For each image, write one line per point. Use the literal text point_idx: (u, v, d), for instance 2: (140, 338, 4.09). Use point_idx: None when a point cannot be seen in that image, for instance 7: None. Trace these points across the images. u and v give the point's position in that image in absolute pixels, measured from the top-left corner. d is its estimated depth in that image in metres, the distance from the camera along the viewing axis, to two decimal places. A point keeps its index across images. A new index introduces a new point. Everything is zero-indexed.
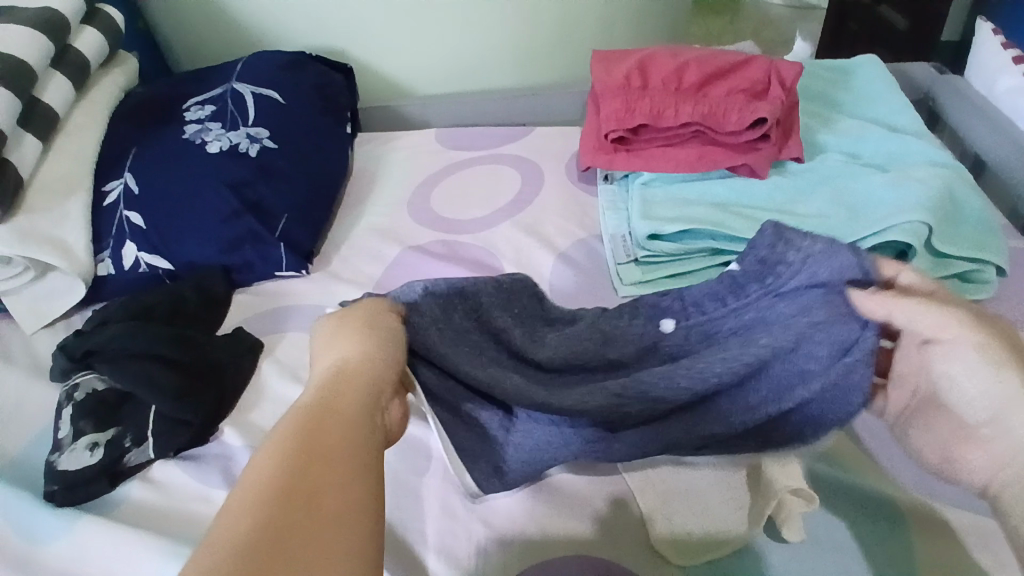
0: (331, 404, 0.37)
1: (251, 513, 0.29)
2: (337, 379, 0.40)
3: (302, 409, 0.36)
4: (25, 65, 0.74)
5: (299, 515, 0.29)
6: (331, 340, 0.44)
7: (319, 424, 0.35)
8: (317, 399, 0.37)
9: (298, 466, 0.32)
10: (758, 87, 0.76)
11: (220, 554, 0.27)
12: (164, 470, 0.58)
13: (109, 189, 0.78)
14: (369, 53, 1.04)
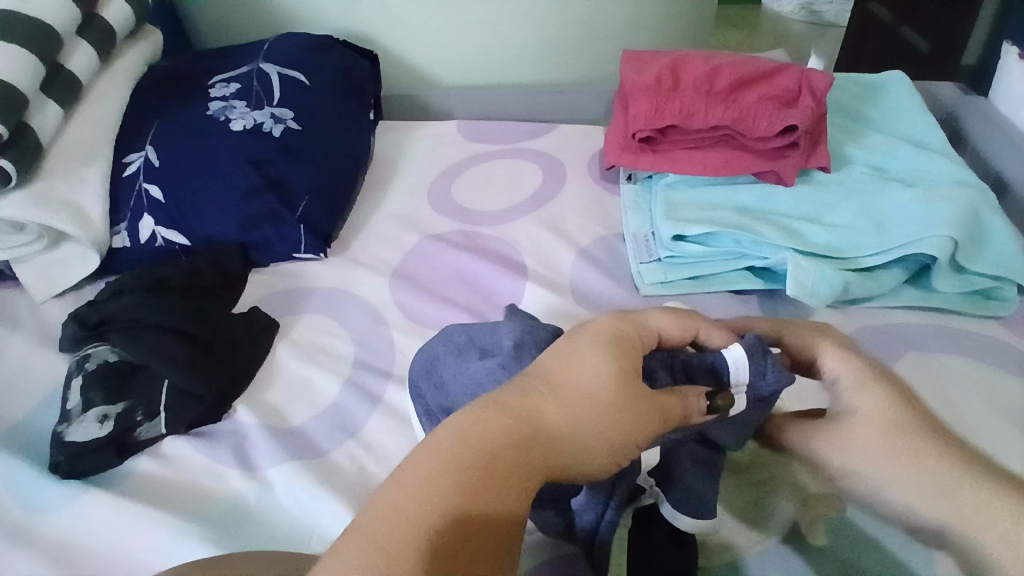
0: (504, 464, 0.38)
1: (422, 510, 0.36)
2: (529, 439, 0.39)
3: (477, 456, 0.38)
4: (52, 29, 0.73)
5: (447, 536, 0.36)
6: (571, 374, 0.40)
7: (478, 481, 0.37)
8: (516, 431, 0.39)
9: (458, 502, 0.37)
10: (790, 95, 0.75)
11: (389, 529, 0.36)
12: (175, 445, 0.57)
13: (129, 161, 0.78)
14: (394, 41, 1.03)
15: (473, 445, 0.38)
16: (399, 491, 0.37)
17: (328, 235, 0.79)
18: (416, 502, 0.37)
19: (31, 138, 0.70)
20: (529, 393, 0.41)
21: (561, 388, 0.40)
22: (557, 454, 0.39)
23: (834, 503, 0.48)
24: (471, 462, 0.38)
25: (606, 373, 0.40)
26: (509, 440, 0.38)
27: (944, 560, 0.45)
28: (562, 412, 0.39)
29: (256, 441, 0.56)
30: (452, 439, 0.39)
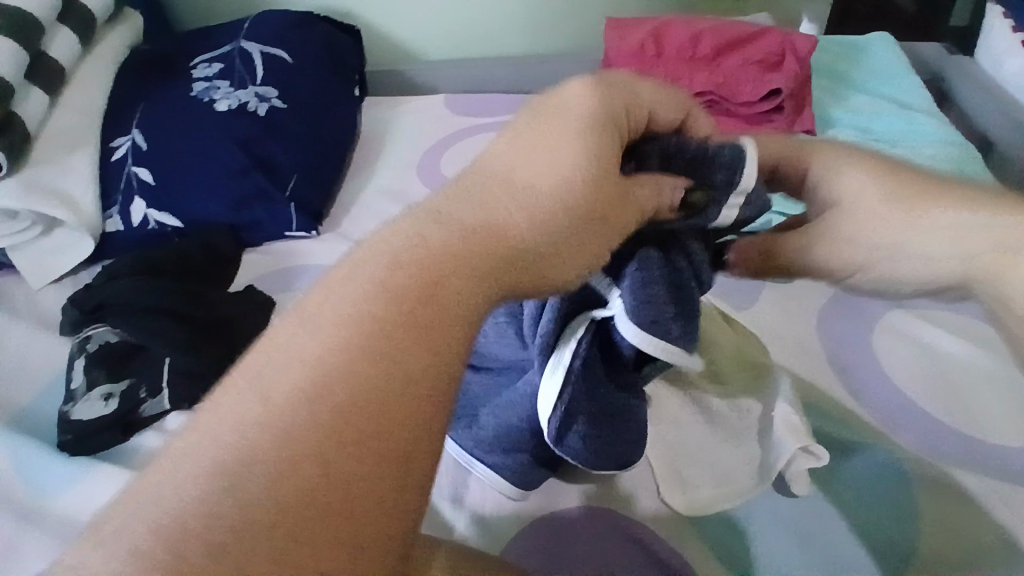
0: (446, 278, 0.30)
1: (313, 357, 0.27)
2: (479, 241, 0.31)
3: (399, 285, 0.29)
4: (30, 15, 0.73)
5: (349, 391, 0.26)
6: (527, 159, 0.33)
7: (418, 308, 0.29)
8: (449, 246, 0.31)
9: (363, 341, 0.27)
10: (774, 59, 0.76)
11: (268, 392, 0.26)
12: (178, 422, 0.58)
13: (116, 145, 0.78)
14: (378, 19, 1.03)
15: (394, 272, 0.29)
16: (316, 327, 0.28)
17: (318, 212, 0.80)
18: (343, 334, 0.28)
19: (17, 126, 0.70)
20: (470, 194, 0.33)
21: (518, 194, 0.32)
22: (513, 257, 0.31)
23: (818, 453, 0.47)
24: (404, 285, 0.29)
25: (570, 165, 0.33)
26: (450, 248, 0.30)
27: (933, 506, 0.47)
28: (516, 219, 0.32)
29: None
30: (366, 267, 0.30)
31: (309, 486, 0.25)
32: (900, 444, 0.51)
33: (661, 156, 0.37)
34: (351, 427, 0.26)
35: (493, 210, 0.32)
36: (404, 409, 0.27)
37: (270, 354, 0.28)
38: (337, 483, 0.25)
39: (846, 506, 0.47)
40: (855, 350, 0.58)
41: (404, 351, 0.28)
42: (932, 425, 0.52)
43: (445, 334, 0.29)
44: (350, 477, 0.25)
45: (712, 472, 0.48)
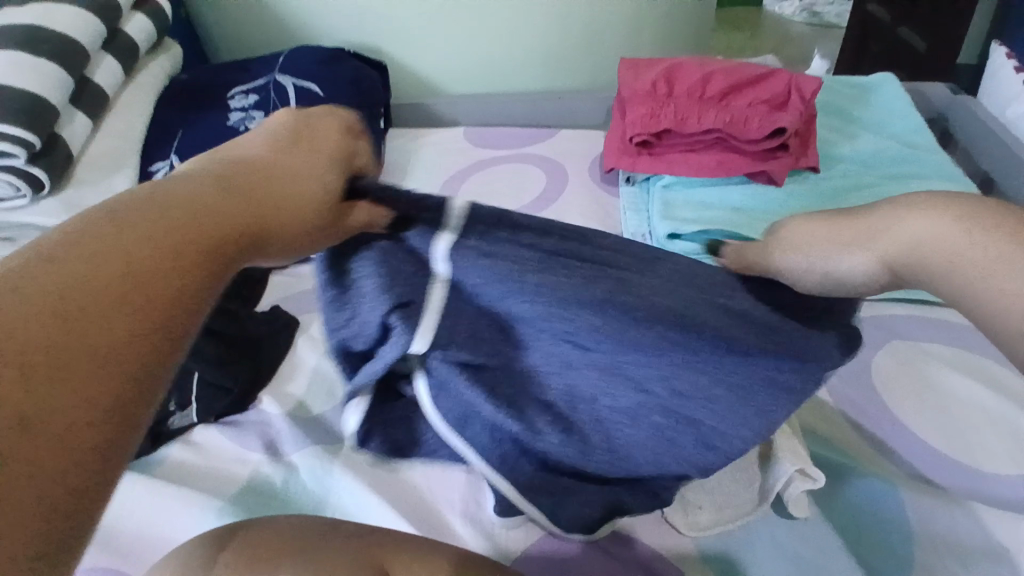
0: (185, 242, 0.33)
1: (47, 294, 0.29)
2: (226, 203, 0.36)
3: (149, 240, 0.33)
4: (78, 44, 0.77)
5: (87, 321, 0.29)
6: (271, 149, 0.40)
7: (171, 261, 0.32)
8: (200, 210, 0.35)
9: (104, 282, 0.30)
10: (780, 100, 0.79)
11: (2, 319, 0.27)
12: (204, 434, 0.61)
13: (155, 169, 0.84)
14: (403, 54, 1.08)
15: (146, 226, 0.33)
16: (75, 248, 0.31)
17: None
18: (102, 261, 0.31)
19: (62, 148, 0.75)
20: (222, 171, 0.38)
21: (264, 176, 0.38)
22: (262, 218, 0.37)
23: (815, 476, 0.49)
24: (157, 229, 0.33)
25: (302, 157, 0.40)
26: (207, 205, 0.35)
27: (924, 532, 0.48)
28: (266, 197, 0.37)
29: (283, 430, 0.60)
30: (114, 225, 0.33)
31: (21, 378, 0.26)
32: (897, 471, 0.52)
33: (368, 190, 0.40)
34: (81, 328, 0.28)
35: (248, 179, 0.38)
36: (129, 334, 0.29)
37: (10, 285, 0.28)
38: (40, 379, 0.26)
39: (840, 528, 0.49)
40: (857, 381, 0.60)
41: (146, 287, 0.31)
42: (927, 454, 0.54)
43: (189, 279, 0.33)
44: (65, 378, 0.27)
45: (711, 493, 0.49)
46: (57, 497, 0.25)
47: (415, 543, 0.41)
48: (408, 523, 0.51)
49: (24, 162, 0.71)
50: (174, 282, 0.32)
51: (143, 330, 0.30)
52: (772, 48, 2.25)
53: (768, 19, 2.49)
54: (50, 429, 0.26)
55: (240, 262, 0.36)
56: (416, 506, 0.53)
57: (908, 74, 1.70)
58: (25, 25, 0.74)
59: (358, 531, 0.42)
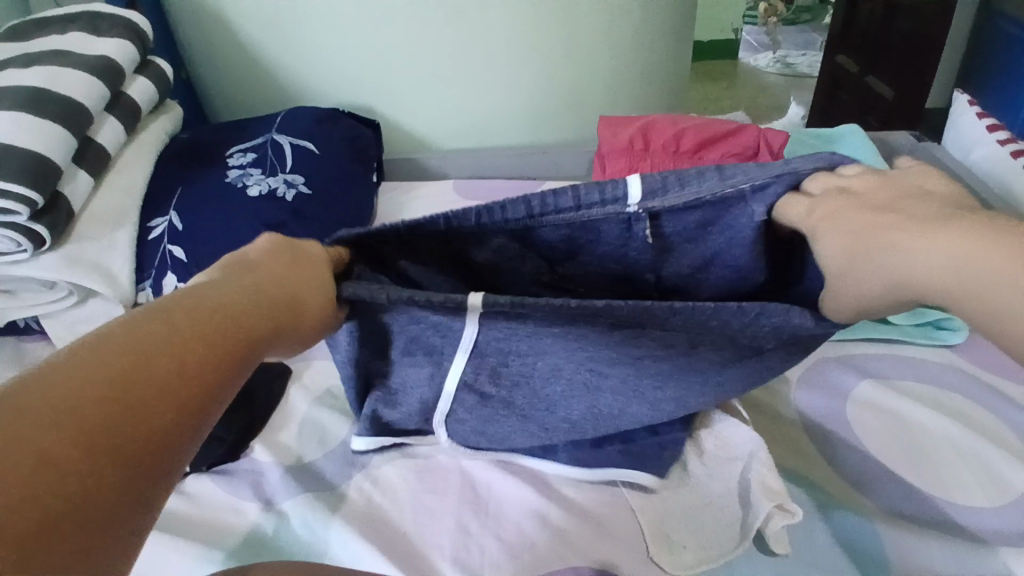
0: (216, 331, 0.38)
1: (94, 372, 0.33)
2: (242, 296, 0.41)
3: (186, 328, 0.37)
4: (83, 106, 0.81)
5: (128, 399, 0.33)
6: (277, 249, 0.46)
7: (199, 349, 0.37)
8: (223, 301, 0.40)
9: (146, 364, 0.35)
10: (749, 152, 0.84)
11: (60, 388, 0.31)
12: (197, 484, 0.61)
13: (154, 225, 0.86)
14: (395, 112, 1.14)
15: (183, 317, 0.38)
16: (119, 326, 0.36)
17: None
18: (144, 338, 0.36)
19: (63, 205, 0.78)
20: (240, 268, 0.44)
21: (269, 272, 0.44)
22: (276, 308, 0.42)
23: (791, 510, 0.51)
24: (192, 311, 0.38)
25: (310, 266, 0.46)
26: (226, 300, 0.40)
27: (901, 564, 0.50)
28: (276, 288, 0.43)
29: (275, 479, 0.61)
30: (151, 315, 0.38)
31: (79, 438, 0.30)
32: (874, 508, 0.54)
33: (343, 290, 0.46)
34: (119, 408, 0.32)
35: (260, 272, 0.44)
36: (153, 412, 0.34)
37: (61, 364, 0.33)
38: (91, 437, 0.31)
39: (822, 565, 0.50)
40: (834, 424, 0.61)
41: (179, 369, 0.36)
42: (902, 490, 0.56)
43: (215, 356, 0.38)
44: (110, 438, 0.31)
45: (696, 533, 0.52)
46: (98, 542, 0.29)
47: None
48: (398, 569, 0.52)
49: (26, 221, 0.73)
50: (202, 361, 0.37)
51: (174, 401, 0.35)
52: (747, 99, 2.36)
53: (743, 72, 2.62)
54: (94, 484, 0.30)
55: (256, 351, 0.40)
56: (406, 553, 0.53)
57: (877, 122, 1.79)
58: (34, 91, 0.78)
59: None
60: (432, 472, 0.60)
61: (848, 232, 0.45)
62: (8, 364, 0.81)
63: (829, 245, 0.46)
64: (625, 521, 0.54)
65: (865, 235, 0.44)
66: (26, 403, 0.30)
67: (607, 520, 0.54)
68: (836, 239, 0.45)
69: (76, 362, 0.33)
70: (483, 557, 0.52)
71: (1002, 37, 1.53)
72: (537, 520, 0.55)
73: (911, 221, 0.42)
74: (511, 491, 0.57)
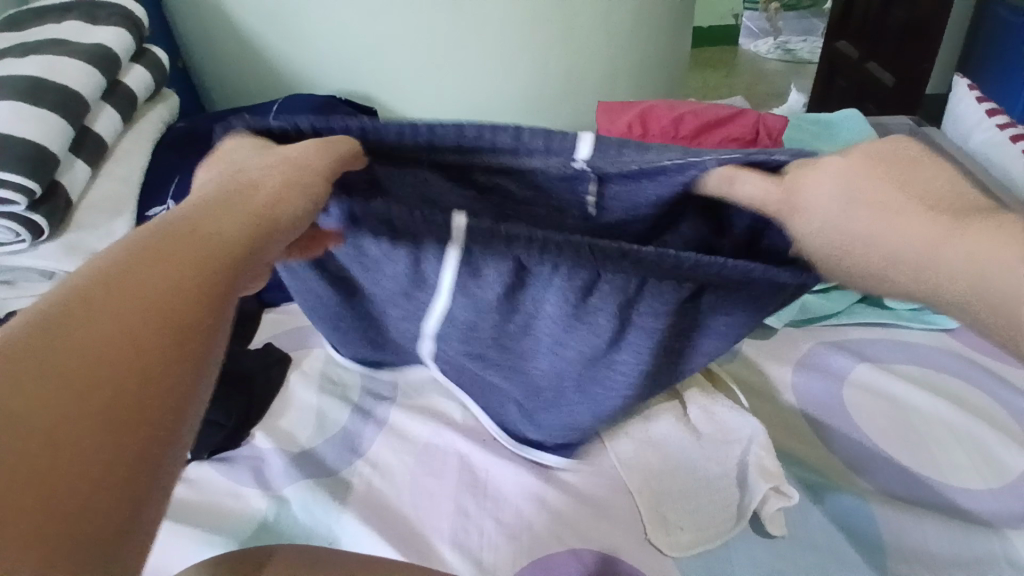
0: (216, 250, 0.34)
1: (86, 308, 0.29)
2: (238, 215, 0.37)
3: (184, 251, 0.33)
4: (80, 95, 0.81)
5: (132, 327, 0.29)
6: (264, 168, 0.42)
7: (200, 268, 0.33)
8: (217, 221, 0.36)
9: (147, 289, 0.31)
10: (747, 138, 0.84)
11: (49, 334, 0.27)
12: (198, 470, 0.62)
13: (152, 214, 0.87)
14: (392, 99, 1.13)
15: (178, 242, 0.34)
16: (108, 258, 0.32)
17: None
18: (125, 265, 0.32)
19: (61, 194, 0.78)
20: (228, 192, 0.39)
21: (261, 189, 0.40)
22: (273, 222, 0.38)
23: (789, 492, 0.52)
24: (185, 236, 0.34)
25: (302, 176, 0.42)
26: (221, 222, 0.36)
27: (897, 544, 0.50)
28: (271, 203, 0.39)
29: (275, 464, 0.62)
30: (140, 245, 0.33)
31: (89, 379, 0.27)
32: (870, 489, 0.55)
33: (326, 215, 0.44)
34: (121, 340, 0.28)
35: (244, 190, 0.39)
36: (161, 337, 0.30)
37: (47, 310, 0.29)
38: (72, 369, 0.27)
39: (817, 544, 0.50)
40: (832, 407, 0.62)
41: (181, 291, 0.32)
42: (899, 471, 0.56)
43: (214, 270, 0.34)
44: (102, 364, 0.27)
45: (693, 514, 0.53)
46: (132, 482, 0.26)
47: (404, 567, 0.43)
48: (397, 551, 0.52)
49: (25, 210, 0.73)
50: (195, 277, 0.33)
51: (164, 319, 0.30)
52: (745, 86, 2.35)
53: (742, 59, 2.60)
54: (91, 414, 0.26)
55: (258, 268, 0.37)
56: (407, 536, 0.54)
57: (876, 108, 1.78)
58: (31, 80, 0.78)
59: (348, 559, 0.43)
60: (432, 457, 0.60)
61: (839, 195, 0.38)
62: None
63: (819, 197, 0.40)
64: (624, 503, 0.55)
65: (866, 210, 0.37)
66: (17, 350, 0.26)
67: (606, 502, 0.55)
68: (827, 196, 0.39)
69: (66, 305, 0.29)
70: (483, 540, 0.53)
71: (1002, 23, 1.52)
72: (535, 502, 0.55)
73: (915, 198, 0.35)
74: (508, 474, 0.58)
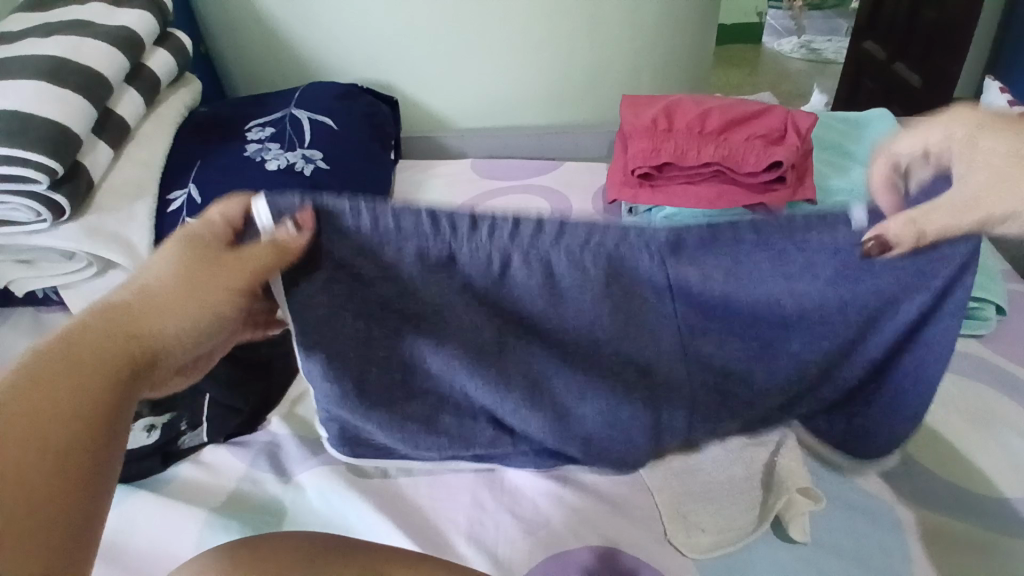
0: (101, 360, 0.40)
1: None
2: (117, 332, 0.42)
3: (74, 364, 0.38)
4: (104, 77, 0.81)
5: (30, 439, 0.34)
6: (164, 261, 0.45)
7: (101, 386, 0.38)
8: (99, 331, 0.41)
9: (42, 404, 0.35)
10: (775, 134, 0.83)
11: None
12: (214, 454, 0.62)
13: (173, 198, 0.87)
14: (412, 90, 1.13)
15: (75, 359, 0.39)
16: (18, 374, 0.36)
17: None
18: (31, 390, 0.36)
19: (84, 176, 0.78)
20: (109, 307, 0.43)
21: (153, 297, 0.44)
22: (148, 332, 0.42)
23: (814, 496, 0.51)
24: (74, 351, 0.39)
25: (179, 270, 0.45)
26: (93, 337, 0.41)
27: (926, 550, 0.49)
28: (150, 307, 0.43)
29: (293, 450, 0.62)
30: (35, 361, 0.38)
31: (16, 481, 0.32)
32: (897, 497, 0.53)
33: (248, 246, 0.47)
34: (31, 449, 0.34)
35: (132, 313, 0.43)
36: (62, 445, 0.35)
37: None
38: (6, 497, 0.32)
39: (840, 551, 0.49)
40: None
41: (66, 404, 0.36)
42: (929, 479, 0.55)
43: (98, 380, 0.38)
44: (25, 473, 0.33)
45: (715, 515, 0.52)
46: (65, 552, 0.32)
47: (421, 559, 0.42)
48: (412, 542, 0.52)
49: (47, 190, 0.74)
50: (82, 395, 0.37)
51: (54, 445, 0.34)
52: (769, 84, 2.33)
53: (766, 57, 2.56)
54: (32, 518, 0.32)
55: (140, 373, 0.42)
56: (421, 526, 0.54)
57: (903, 111, 1.75)
58: (55, 60, 0.78)
59: (365, 552, 0.42)
60: None
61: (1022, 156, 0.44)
62: (28, 331, 0.82)
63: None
64: (641, 500, 0.54)
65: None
66: None
67: (623, 497, 0.54)
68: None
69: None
70: (498, 536, 0.52)
71: None
72: (552, 499, 0.54)
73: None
74: (527, 468, 0.57)
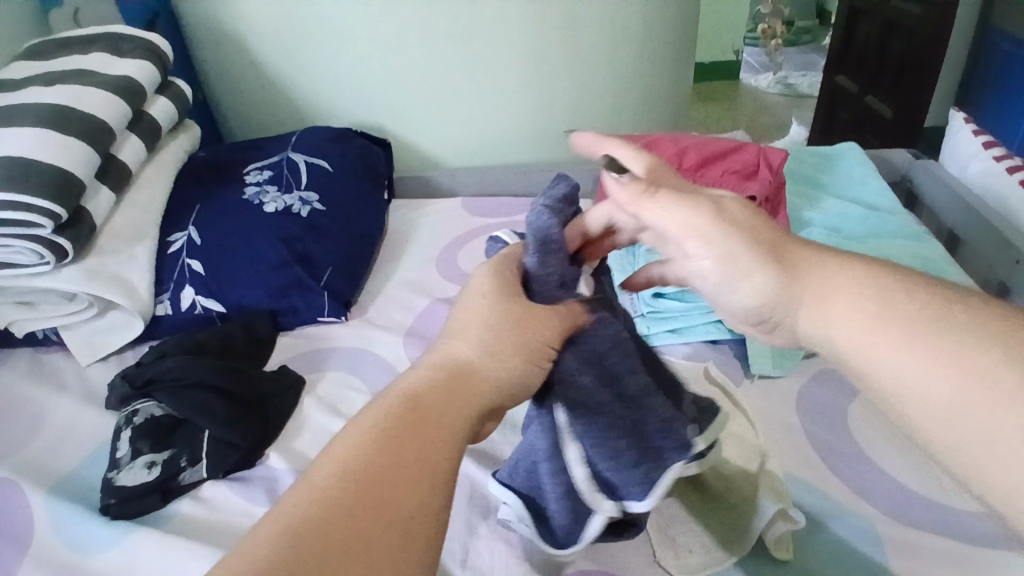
0: (438, 433, 0.39)
1: (330, 498, 0.36)
2: (454, 397, 0.41)
3: (397, 434, 0.39)
4: (107, 125, 0.85)
5: (364, 517, 0.35)
6: (480, 317, 0.45)
7: (423, 463, 0.38)
8: (425, 394, 0.41)
9: (371, 477, 0.37)
10: (748, 168, 0.88)
11: (295, 530, 0.34)
12: (214, 489, 0.65)
13: (173, 240, 0.90)
14: (404, 132, 1.18)
15: (403, 428, 0.39)
16: (357, 450, 0.38)
17: (348, 301, 0.90)
18: (376, 472, 0.37)
19: (86, 219, 0.81)
20: (445, 366, 0.42)
21: (479, 370, 0.42)
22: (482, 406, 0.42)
23: (793, 515, 0.52)
24: (405, 424, 0.39)
25: (498, 347, 0.44)
26: (427, 405, 0.40)
27: (901, 563, 0.51)
28: (481, 381, 0.42)
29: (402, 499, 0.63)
30: (364, 434, 0.39)
31: (351, 554, 0.34)
32: (873, 512, 0.56)
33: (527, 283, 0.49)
34: (365, 531, 0.35)
35: (462, 374, 0.42)
36: (401, 527, 0.36)
37: (304, 502, 0.36)
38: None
39: (819, 566, 0.52)
40: (833, 427, 0.64)
41: (398, 484, 0.37)
42: (904, 496, 0.57)
43: (435, 457, 0.39)
44: (373, 548, 0.35)
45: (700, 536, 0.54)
46: None
47: None
48: None
49: (50, 234, 0.76)
50: (422, 477, 0.38)
51: (393, 528, 0.36)
52: (748, 118, 2.41)
53: (744, 93, 2.66)
54: None
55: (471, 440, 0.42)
56: None
57: (876, 141, 1.81)
58: (60, 110, 0.81)
59: None
60: None
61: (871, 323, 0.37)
62: (27, 372, 0.83)
63: (840, 336, 0.38)
64: None
65: (966, 375, 0.33)
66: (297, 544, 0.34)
67: None
68: (934, 382, 0.33)
69: (331, 482, 0.37)
70: (493, 561, 0.54)
71: (999, 55, 1.56)
72: None
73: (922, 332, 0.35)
74: None
